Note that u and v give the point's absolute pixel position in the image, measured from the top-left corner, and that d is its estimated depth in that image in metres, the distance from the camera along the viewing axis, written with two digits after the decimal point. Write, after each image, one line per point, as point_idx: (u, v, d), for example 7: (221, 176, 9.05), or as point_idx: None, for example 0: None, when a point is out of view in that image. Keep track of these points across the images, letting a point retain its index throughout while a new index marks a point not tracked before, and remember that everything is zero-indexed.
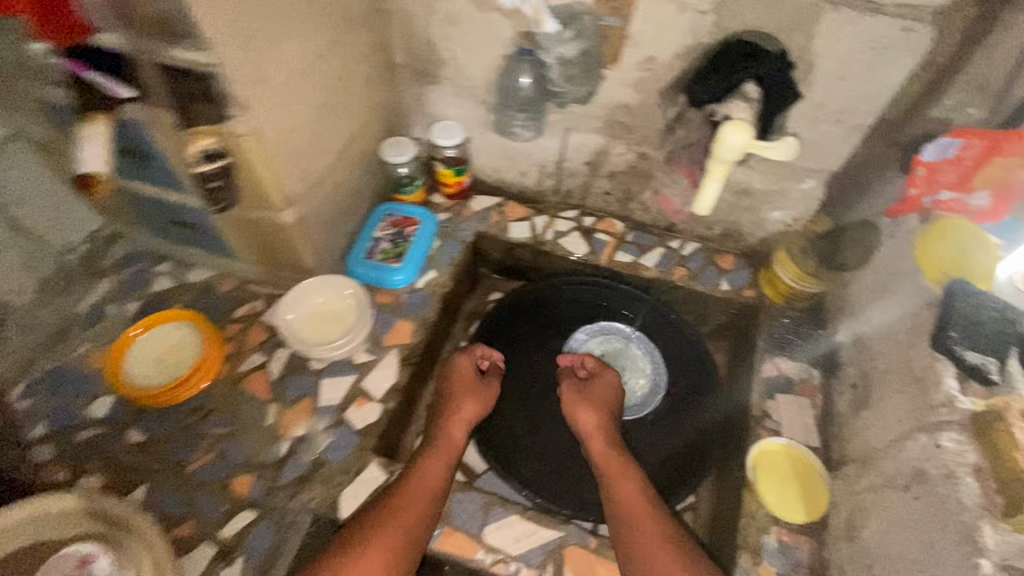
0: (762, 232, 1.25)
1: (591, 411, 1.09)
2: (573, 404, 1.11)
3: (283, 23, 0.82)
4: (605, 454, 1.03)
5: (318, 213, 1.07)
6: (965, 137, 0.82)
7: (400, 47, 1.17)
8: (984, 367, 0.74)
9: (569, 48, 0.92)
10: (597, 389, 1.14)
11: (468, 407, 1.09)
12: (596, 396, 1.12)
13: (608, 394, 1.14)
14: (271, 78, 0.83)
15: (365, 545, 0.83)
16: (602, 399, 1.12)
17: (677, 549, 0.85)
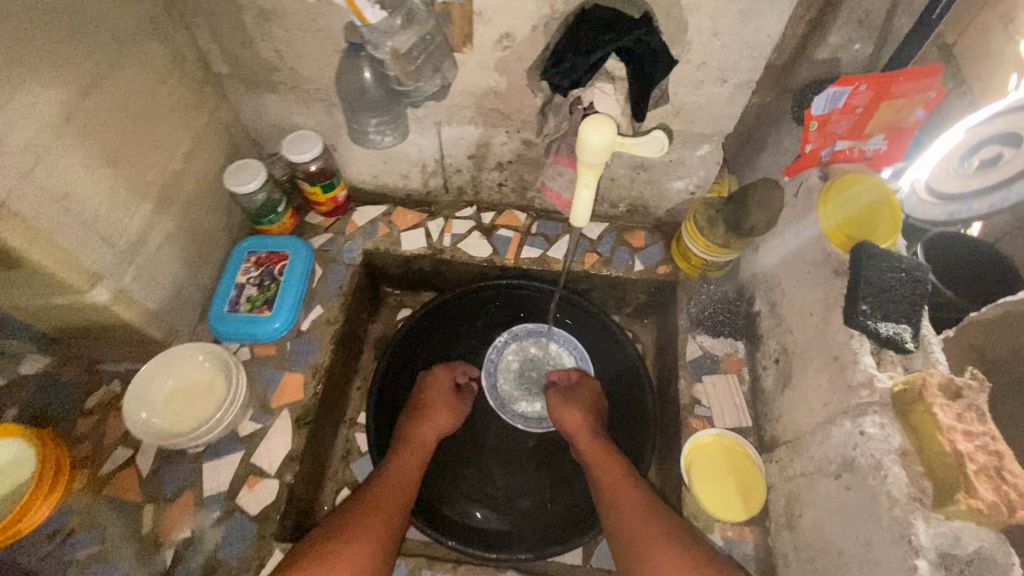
0: (667, 203, 1.16)
1: (576, 410, 1.02)
2: (559, 405, 1.04)
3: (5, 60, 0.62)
4: (593, 446, 0.97)
5: (148, 278, 0.88)
6: (853, 85, 0.80)
7: (215, 54, 0.96)
8: (898, 337, 0.71)
9: (403, 39, 0.76)
10: (584, 394, 1.06)
11: (438, 417, 1.03)
12: (583, 396, 1.06)
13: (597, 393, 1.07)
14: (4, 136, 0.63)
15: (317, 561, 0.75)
16: (587, 401, 1.04)
17: (667, 538, 0.79)
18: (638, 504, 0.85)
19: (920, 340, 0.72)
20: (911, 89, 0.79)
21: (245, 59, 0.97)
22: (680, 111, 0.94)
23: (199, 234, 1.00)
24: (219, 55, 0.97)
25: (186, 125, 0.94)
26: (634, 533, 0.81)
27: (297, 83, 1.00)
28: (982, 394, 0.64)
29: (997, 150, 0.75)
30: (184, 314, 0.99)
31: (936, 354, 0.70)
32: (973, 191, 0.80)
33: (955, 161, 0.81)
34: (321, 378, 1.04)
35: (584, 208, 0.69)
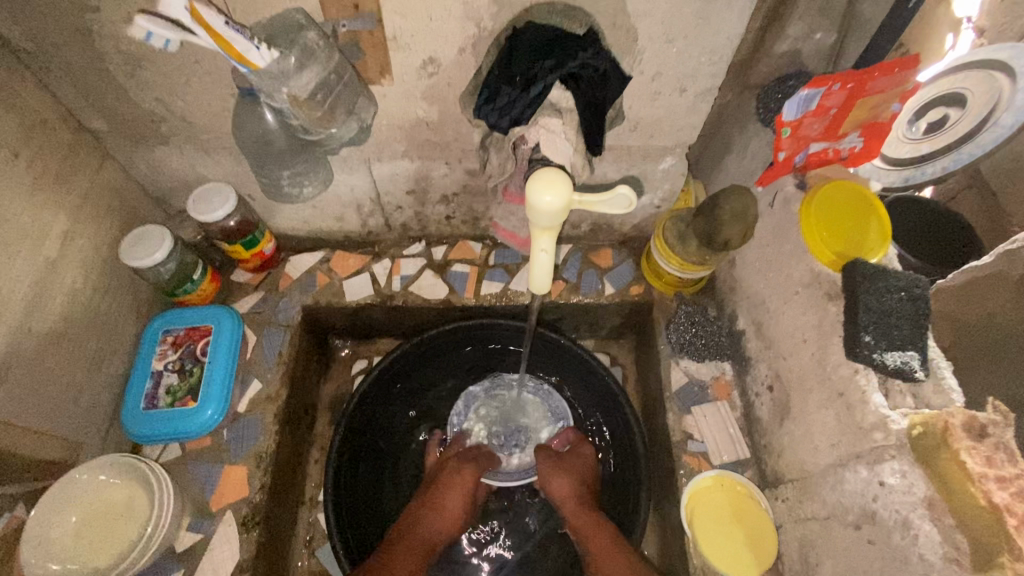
0: (632, 218, 1.07)
1: (566, 479, 0.91)
2: (549, 473, 0.92)
3: None
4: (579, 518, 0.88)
5: (30, 394, 0.73)
6: (826, 85, 0.71)
7: (83, 110, 0.80)
8: (907, 368, 0.63)
9: (303, 81, 0.63)
10: (580, 459, 0.95)
11: (451, 513, 0.89)
12: (573, 461, 0.94)
13: (588, 455, 0.96)
14: None
15: None
16: (579, 469, 0.93)
17: None
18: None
19: (931, 367, 0.64)
20: (887, 84, 0.70)
21: (123, 111, 0.81)
22: (636, 126, 0.83)
23: (97, 323, 0.85)
24: (90, 110, 0.81)
25: (59, 199, 0.78)
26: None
27: (193, 133, 0.85)
28: (1009, 429, 0.56)
29: (942, 111, 0.77)
30: (92, 420, 0.84)
31: (949, 381, 0.62)
32: (925, 156, 0.80)
33: (902, 127, 0.80)
34: (267, 467, 0.91)
35: (542, 273, 0.58)
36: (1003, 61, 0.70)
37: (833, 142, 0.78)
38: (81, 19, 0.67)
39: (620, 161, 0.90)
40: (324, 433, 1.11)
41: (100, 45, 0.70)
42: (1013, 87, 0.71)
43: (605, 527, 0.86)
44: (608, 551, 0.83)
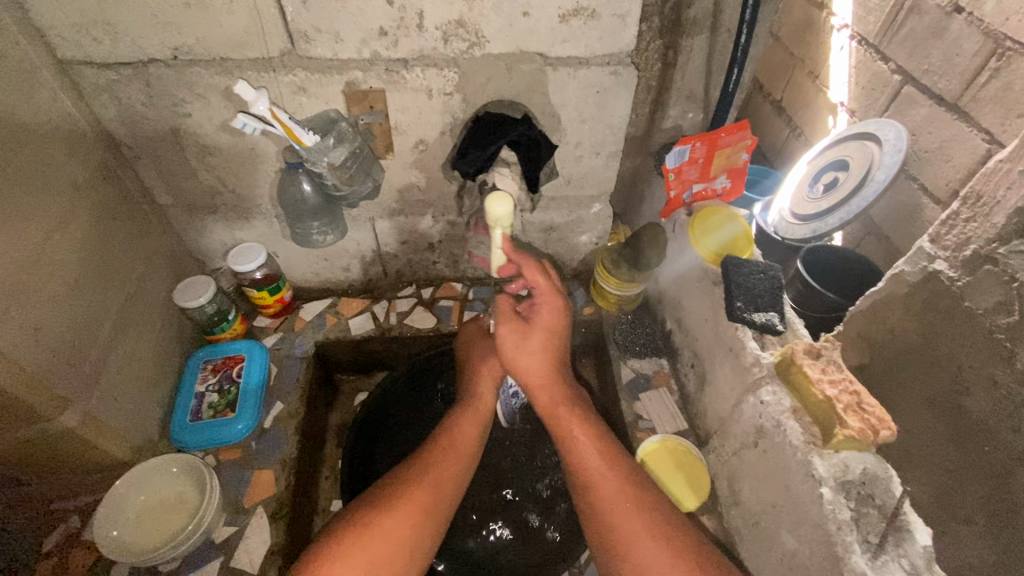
0: (578, 255, 1.36)
1: (531, 354, 0.88)
2: (518, 351, 0.89)
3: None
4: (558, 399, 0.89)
5: (112, 399, 0.92)
6: (690, 143, 1.05)
7: (161, 187, 1.08)
8: (770, 323, 0.91)
9: (336, 153, 0.94)
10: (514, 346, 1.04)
11: (492, 375, 1.00)
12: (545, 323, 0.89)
13: (559, 325, 0.90)
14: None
15: (355, 556, 0.72)
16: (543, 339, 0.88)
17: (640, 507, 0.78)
18: (601, 466, 0.83)
19: (788, 324, 0.92)
20: (733, 139, 1.05)
21: (188, 188, 1.09)
22: (570, 180, 1.15)
23: (154, 351, 1.05)
24: (162, 187, 1.08)
25: (136, 252, 1.02)
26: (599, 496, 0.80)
27: (238, 203, 1.13)
28: (834, 350, 0.84)
29: (833, 174, 0.98)
30: (146, 430, 1.01)
31: (801, 331, 0.91)
32: (827, 209, 0.96)
33: (807, 189, 1.02)
34: (290, 469, 1.07)
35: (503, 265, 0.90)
36: (873, 133, 0.95)
37: (707, 182, 1.12)
38: (175, 123, 0.96)
39: (562, 207, 1.21)
40: (333, 453, 1.27)
41: (185, 140, 0.99)
42: (881, 150, 0.92)
43: (575, 409, 0.89)
44: (573, 428, 0.87)
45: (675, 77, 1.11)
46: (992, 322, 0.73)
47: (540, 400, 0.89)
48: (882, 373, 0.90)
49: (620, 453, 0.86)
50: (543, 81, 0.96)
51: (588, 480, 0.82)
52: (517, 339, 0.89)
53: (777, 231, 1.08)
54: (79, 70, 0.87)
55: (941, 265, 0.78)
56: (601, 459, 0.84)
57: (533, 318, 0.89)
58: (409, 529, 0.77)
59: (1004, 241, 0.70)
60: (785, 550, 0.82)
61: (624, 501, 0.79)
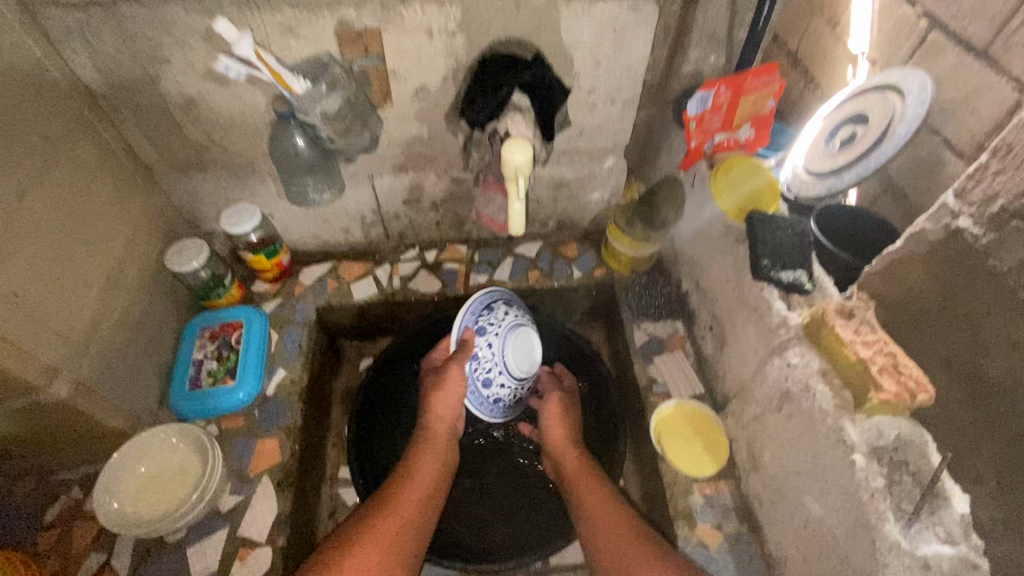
0: (590, 213, 1.29)
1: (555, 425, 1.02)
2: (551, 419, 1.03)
3: None
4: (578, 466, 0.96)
5: (105, 367, 0.88)
6: (715, 88, 0.99)
7: (144, 144, 1.01)
8: (798, 282, 0.84)
9: (330, 102, 0.85)
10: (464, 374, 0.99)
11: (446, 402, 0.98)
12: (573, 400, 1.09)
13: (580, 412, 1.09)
14: None
15: None
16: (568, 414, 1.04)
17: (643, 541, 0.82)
18: (611, 514, 0.87)
19: (817, 281, 0.85)
20: (761, 83, 0.96)
21: (174, 144, 1.01)
22: (582, 131, 1.08)
23: (149, 318, 1.00)
24: (146, 144, 1.01)
25: (123, 214, 0.96)
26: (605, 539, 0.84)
27: (228, 160, 1.06)
28: (869, 310, 0.77)
29: (850, 128, 0.84)
30: (145, 400, 0.98)
31: (831, 288, 0.83)
32: (842, 166, 0.83)
33: (822, 145, 0.89)
34: (296, 437, 1.04)
35: (517, 222, 0.81)
36: (895, 82, 0.80)
37: (731, 131, 1.03)
38: (153, 70, 0.88)
39: (573, 161, 1.14)
40: (339, 419, 1.25)
41: (166, 90, 0.91)
42: (903, 101, 0.78)
43: (593, 477, 0.94)
44: (588, 486, 0.92)
45: (698, 14, 1.02)
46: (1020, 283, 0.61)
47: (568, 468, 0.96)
48: None
49: (631, 510, 0.88)
50: (554, 18, 0.87)
51: (600, 527, 0.86)
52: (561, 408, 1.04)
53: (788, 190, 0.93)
54: (42, 12, 0.79)
55: (966, 222, 0.65)
56: (613, 510, 0.87)
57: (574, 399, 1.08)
58: (381, 557, 0.78)
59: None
60: (809, 515, 0.79)
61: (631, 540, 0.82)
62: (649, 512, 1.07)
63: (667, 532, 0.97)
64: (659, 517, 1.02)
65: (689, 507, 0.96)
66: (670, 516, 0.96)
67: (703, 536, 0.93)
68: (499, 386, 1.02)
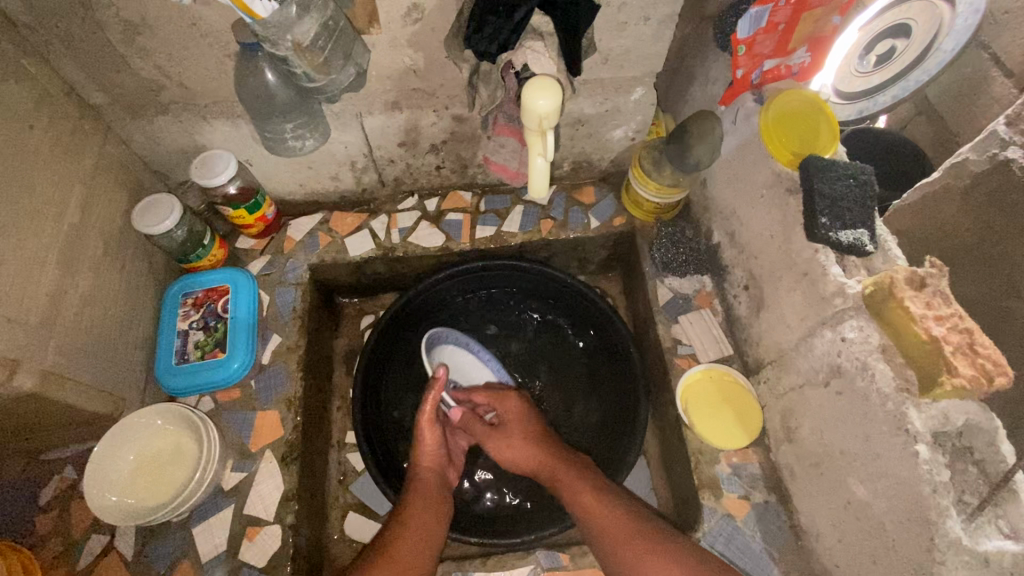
0: (610, 153, 1.14)
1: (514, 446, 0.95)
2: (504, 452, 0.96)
3: None
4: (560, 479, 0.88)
5: (74, 350, 0.79)
6: (771, 3, 0.79)
7: (89, 85, 0.85)
8: (859, 242, 0.73)
9: (303, 30, 0.68)
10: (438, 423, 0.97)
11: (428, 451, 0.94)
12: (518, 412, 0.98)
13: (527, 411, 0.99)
14: None
15: None
16: (517, 424, 0.97)
17: (646, 535, 0.77)
18: (611, 511, 0.81)
19: (879, 242, 0.74)
20: None
21: (123, 82, 0.85)
22: (607, 57, 0.91)
23: (118, 289, 0.90)
24: (90, 83, 0.85)
25: (73, 171, 0.82)
26: (615, 540, 0.78)
27: (191, 100, 0.90)
28: (942, 278, 0.67)
29: (889, 43, 0.81)
30: (129, 377, 0.91)
31: (894, 251, 0.73)
32: (876, 87, 0.85)
33: (854, 62, 0.86)
34: (297, 409, 0.97)
35: (540, 178, 0.75)
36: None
37: (784, 57, 0.87)
38: None
39: (595, 95, 0.98)
40: (343, 383, 1.18)
41: (101, 17, 0.75)
42: (953, 11, 0.75)
43: (571, 468, 0.89)
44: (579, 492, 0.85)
45: None
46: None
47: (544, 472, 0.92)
48: (993, 303, 0.74)
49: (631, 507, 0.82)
50: None
51: (596, 522, 0.81)
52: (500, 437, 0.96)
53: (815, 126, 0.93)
54: None
55: (1014, 152, 0.71)
56: (610, 506, 0.82)
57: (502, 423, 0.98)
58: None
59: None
60: (853, 498, 0.74)
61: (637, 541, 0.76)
62: (671, 476, 1.03)
63: (690, 501, 0.94)
64: (681, 484, 0.98)
65: (716, 478, 0.91)
66: (695, 486, 0.91)
67: (729, 507, 0.89)
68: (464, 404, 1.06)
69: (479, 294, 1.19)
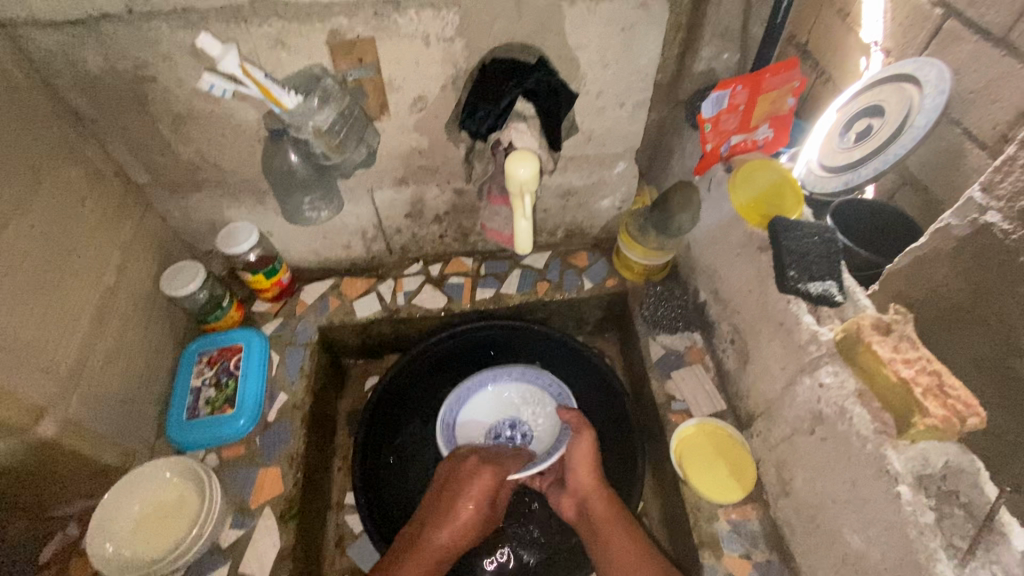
0: (600, 221, 1.23)
1: (587, 470, 0.96)
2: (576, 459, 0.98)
3: None
4: (606, 517, 0.91)
5: (96, 400, 0.84)
6: (730, 88, 0.91)
7: (136, 166, 0.97)
8: (828, 293, 0.78)
9: (324, 116, 0.81)
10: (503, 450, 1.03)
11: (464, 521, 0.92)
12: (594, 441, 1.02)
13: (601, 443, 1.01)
14: None
15: None
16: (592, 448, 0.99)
17: None
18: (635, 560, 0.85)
19: (847, 292, 0.79)
20: (779, 82, 0.90)
21: (165, 164, 0.98)
22: (590, 138, 1.03)
23: (140, 346, 0.96)
24: (137, 166, 0.97)
25: (113, 239, 0.92)
26: None
27: (223, 178, 1.02)
28: (907, 324, 0.72)
29: (866, 121, 0.86)
30: (142, 432, 0.95)
31: (862, 300, 0.78)
32: (859, 160, 0.86)
33: (838, 138, 0.91)
34: (299, 466, 0.99)
35: (525, 238, 0.83)
36: (911, 73, 0.83)
37: (749, 132, 0.99)
38: (140, 89, 0.85)
39: (581, 168, 1.09)
40: (345, 442, 1.20)
41: (155, 109, 0.88)
42: (921, 93, 0.80)
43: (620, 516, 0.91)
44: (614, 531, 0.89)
45: (710, 10, 0.95)
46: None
47: (595, 503, 0.93)
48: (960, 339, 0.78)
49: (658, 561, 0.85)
50: (558, 19, 0.81)
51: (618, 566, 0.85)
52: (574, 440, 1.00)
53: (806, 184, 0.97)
54: (19, 30, 0.76)
55: (993, 217, 0.66)
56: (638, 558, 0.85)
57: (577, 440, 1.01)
58: None
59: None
60: (849, 548, 0.73)
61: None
62: (672, 536, 1.01)
63: (692, 560, 0.92)
64: (683, 544, 0.96)
65: (715, 535, 0.89)
66: (694, 545, 0.90)
67: (728, 566, 0.87)
68: (504, 435, 1.13)
69: (476, 353, 1.23)
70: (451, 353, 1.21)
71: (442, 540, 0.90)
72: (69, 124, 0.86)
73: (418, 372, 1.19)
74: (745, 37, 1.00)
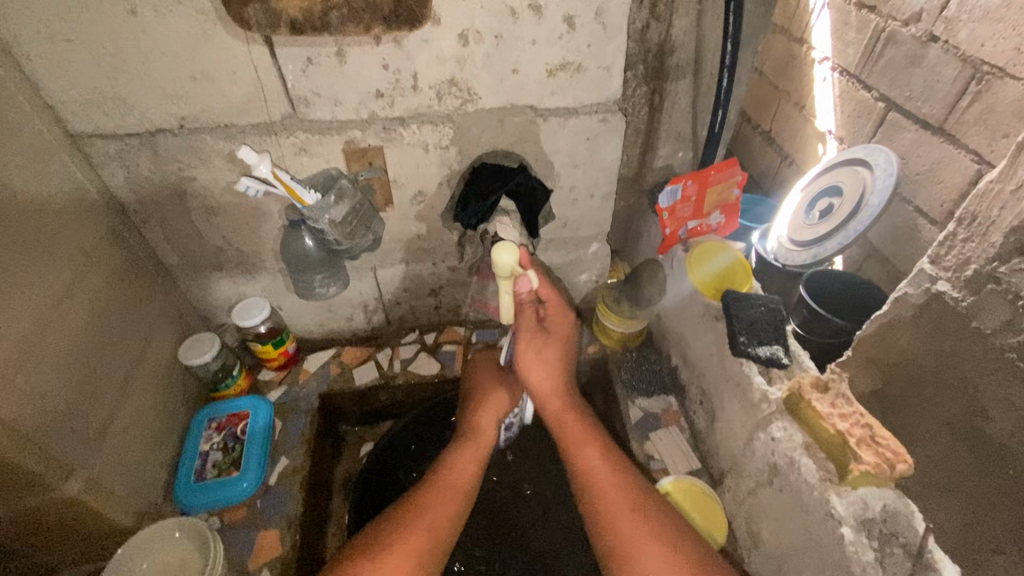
0: (580, 293, 1.36)
1: (543, 368, 0.97)
2: (540, 363, 0.98)
3: (9, 294, 0.75)
4: (575, 437, 0.94)
5: (115, 462, 0.91)
6: (682, 182, 1.07)
7: (168, 250, 1.10)
8: (775, 356, 0.90)
9: (338, 211, 0.96)
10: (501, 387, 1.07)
11: (467, 469, 0.94)
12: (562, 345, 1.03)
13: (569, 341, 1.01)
14: (11, 355, 0.74)
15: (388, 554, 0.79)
16: (559, 342, 1.00)
17: (645, 517, 0.83)
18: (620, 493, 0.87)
19: (794, 356, 0.91)
20: (724, 177, 1.07)
21: (194, 248, 1.11)
22: (566, 223, 1.18)
23: (157, 411, 1.05)
24: (169, 250, 1.10)
25: (142, 313, 1.04)
26: (618, 524, 0.83)
27: (243, 259, 1.15)
28: (843, 383, 0.83)
29: (827, 201, 0.99)
30: (151, 495, 1.00)
31: (806, 361, 0.90)
32: (824, 235, 0.97)
33: (804, 216, 1.04)
34: (297, 528, 1.04)
35: (508, 310, 0.95)
36: (863, 158, 0.97)
37: (703, 219, 1.14)
38: (181, 186, 0.99)
39: (560, 248, 1.24)
40: (340, 507, 1.24)
41: (193, 202, 1.02)
42: (873, 175, 0.93)
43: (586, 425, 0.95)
44: (597, 474, 0.89)
45: (663, 120, 1.14)
46: (1004, 342, 0.71)
47: (547, 405, 0.97)
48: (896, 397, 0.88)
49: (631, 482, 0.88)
50: (535, 132, 0.99)
51: (603, 502, 0.86)
52: (535, 350, 0.98)
53: (776, 258, 1.08)
54: (87, 142, 0.91)
55: (943, 286, 0.76)
56: (619, 485, 0.88)
57: (546, 335, 0.99)
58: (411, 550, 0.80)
59: (1004, 260, 0.68)
60: None
61: (637, 513, 0.83)
62: None
63: None
64: None
65: None
66: None
67: None
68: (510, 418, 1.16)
69: None
70: (444, 418, 1.28)
71: (462, 490, 0.91)
72: (117, 216, 1.00)
73: (414, 436, 1.25)
74: (695, 140, 1.19)
